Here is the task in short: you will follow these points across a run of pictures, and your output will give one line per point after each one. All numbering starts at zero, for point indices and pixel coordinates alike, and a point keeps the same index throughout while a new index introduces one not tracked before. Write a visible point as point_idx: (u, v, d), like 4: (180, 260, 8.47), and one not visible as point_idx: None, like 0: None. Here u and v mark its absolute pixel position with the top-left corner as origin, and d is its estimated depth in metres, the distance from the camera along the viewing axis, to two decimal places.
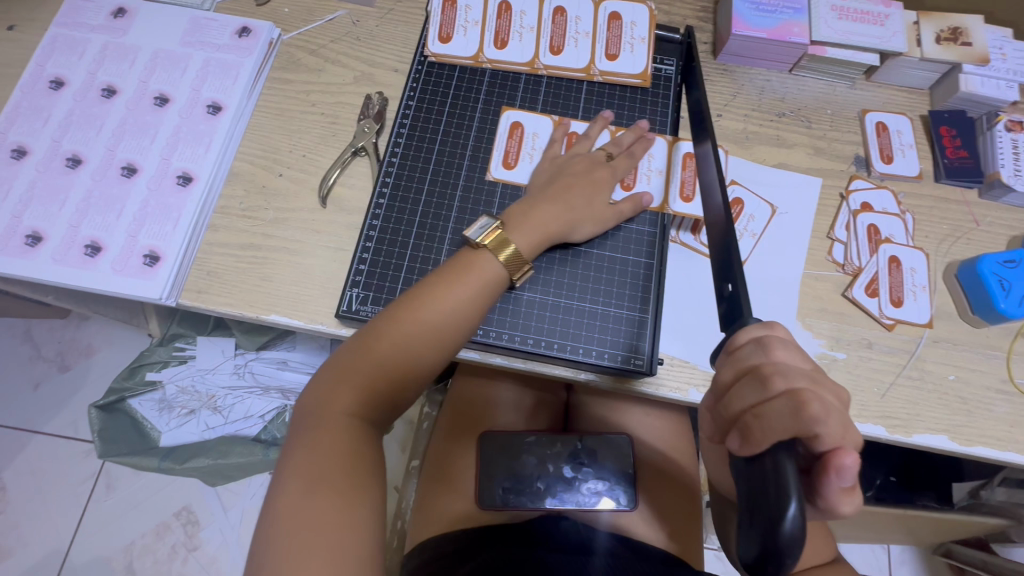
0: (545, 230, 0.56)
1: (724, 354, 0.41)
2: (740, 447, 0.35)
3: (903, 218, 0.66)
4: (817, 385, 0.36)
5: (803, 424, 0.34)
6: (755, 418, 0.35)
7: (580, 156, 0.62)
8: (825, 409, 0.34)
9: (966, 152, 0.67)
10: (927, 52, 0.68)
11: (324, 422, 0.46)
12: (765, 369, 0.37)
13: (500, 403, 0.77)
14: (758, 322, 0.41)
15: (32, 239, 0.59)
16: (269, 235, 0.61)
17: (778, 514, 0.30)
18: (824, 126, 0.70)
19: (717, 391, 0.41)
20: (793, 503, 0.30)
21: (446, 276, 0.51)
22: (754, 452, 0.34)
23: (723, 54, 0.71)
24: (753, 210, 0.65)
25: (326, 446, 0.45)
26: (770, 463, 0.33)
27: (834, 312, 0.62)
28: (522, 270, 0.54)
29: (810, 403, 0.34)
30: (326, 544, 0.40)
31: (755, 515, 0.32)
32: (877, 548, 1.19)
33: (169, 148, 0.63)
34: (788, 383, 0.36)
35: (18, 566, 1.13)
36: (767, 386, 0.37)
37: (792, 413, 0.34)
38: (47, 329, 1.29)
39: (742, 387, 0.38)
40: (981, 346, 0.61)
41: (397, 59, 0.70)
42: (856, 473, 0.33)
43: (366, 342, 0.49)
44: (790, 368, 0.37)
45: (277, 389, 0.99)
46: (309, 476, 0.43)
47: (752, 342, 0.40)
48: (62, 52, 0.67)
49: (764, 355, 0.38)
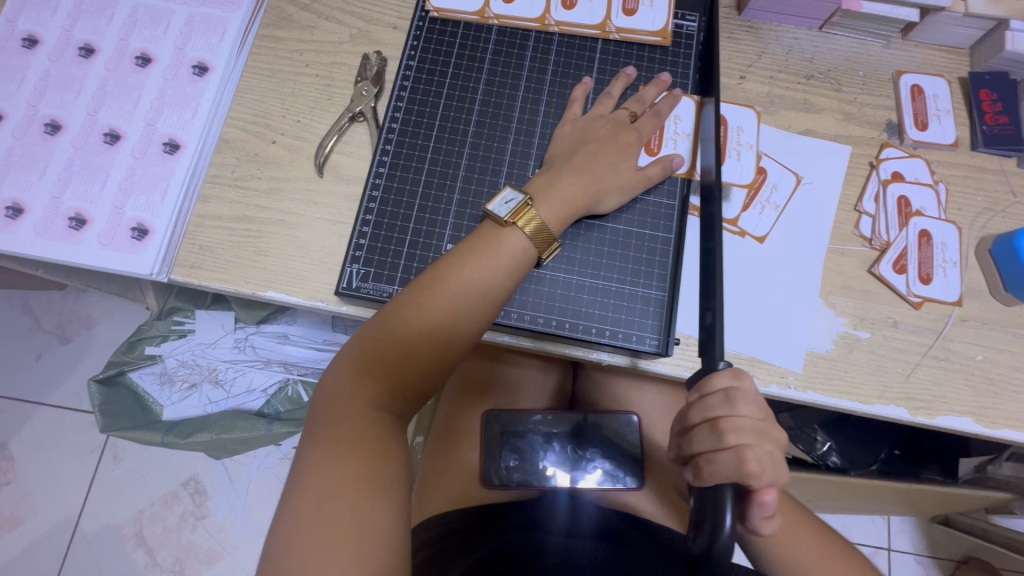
0: (564, 204, 0.53)
1: (692, 394, 0.45)
2: (692, 479, 0.42)
3: (936, 189, 0.62)
4: (767, 438, 0.42)
5: (747, 474, 0.40)
6: (705, 462, 0.42)
7: (602, 117, 0.58)
8: (768, 463, 0.41)
9: (1007, 118, 0.63)
10: (973, 7, 0.62)
11: (347, 419, 0.44)
12: (724, 423, 0.42)
13: (507, 379, 0.76)
14: (728, 369, 0.44)
15: (12, 211, 0.56)
16: (263, 208, 0.58)
17: (714, 538, 0.37)
18: (855, 89, 0.65)
19: (682, 427, 0.45)
20: (726, 529, 0.37)
21: (473, 254, 0.49)
22: (703, 484, 0.41)
23: (748, 9, 0.65)
24: (777, 180, 0.61)
25: (347, 437, 0.43)
26: (712, 500, 0.39)
27: (858, 290, 0.59)
28: (550, 246, 0.51)
29: (755, 458, 0.41)
30: (348, 545, 0.38)
31: (696, 536, 0.39)
32: (878, 519, 1.20)
33: (154, 113, 0.59)
34: (740, 439, 0.41)
35: (29, 534, 1.14)
36: (724, 438, 0.42)
37: (738, 465, 0.41)
38: (45, 300, 1.27)
39: (702, 434, 0.43)
40: (1011, 325, 0.58)
41: (396, 15, 0.65)
42: (774, 506, 0.41)
43: (391, 326, 0.46)
44: (742, 423, 0.42)
45: (278, 362, 0.97)
46: (329, 470, 0.41)
47: (722, 392, 0.43)
48: (34, 6, 0.62)
49: (728, 408, 0.42)
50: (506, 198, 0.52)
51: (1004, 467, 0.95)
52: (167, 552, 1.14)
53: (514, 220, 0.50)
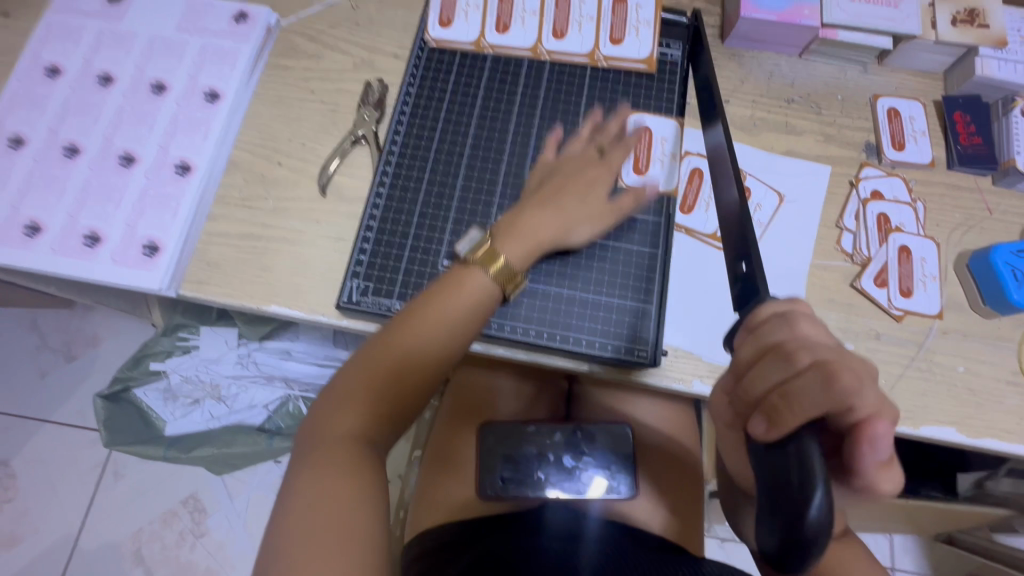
0: (531, 241, 0.55)
1: (743, 331, 0.41)
2: (766, 430, 0.34)
3: (914, 206, 0.64)
4: (849, 359, 0.36)
5: (834, 398, 0.34)
6: (781, 395, 0.35)
7: (573, 156, 0.60)
8: (857, 378, 0.34)
9: (981, 138, 0.66)
10: (943, 35, 0.65)
11: (333, 435, 0.46)
12: (788, 345, 0.37)
13: (502, 393, 0.77)
14: (780, 299, 0.41)
15: (31, 230, 0.59)
16: (269, 226, 0.61)
17: (802, 502, 0.31)
18: (834, 112, 0.68)
19: (736, 372, 0.40)
20: (819, 490, 0.31)
21: (449, 285, 0.51)
22: (776, 436, 0.34)
23: (731, 37, 0.69)
24: (760, 199, 0.64)
25: (332, 451, 0.45)
26: (794, 449, 0.33)
27: (841, 303, 0.61)
28: (513, 282, 0.53)
29: (840, 373, 0.34)
30: (340, 550, 0.40)
31: (776, 506, 0.32)
32: (880, 537, 1.20)
33: (167, 137, 0.62)
34: (814, 356, 0.35)
35: (29, 551, 1.15)
36: (792, 360, 0.36)
37: (822, 386, 0.34)
38: (53, 318, 1.29)
39: (765, 362, 0.37)
40: (991, 337, 0.60)
41: (397, 45, 0.68)
42: (889, 441, 0.34)
43: (375, 351, 0.49)
44: (817, 346, 0.36)
45: (280, 378, 0.99)
46: (317, 477, 0.43)
47: (776, 316, 0.39)
48: (58, 39, 0.66)
49: (787, 330, 0.38)
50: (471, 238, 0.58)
51: (1001, 484, 0.93)
52: (166, 570, 1.14)
53: (474, 256, 0.53)
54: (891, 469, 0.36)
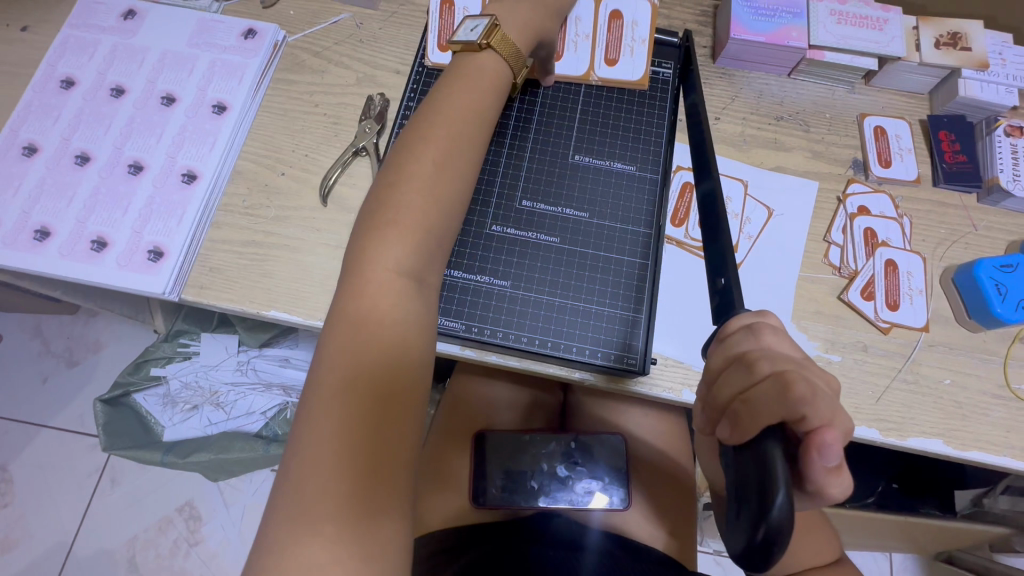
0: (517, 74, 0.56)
1: (714, 343, 0.42)
2: (731, 435, 0.35)
3: (901, 222, 0.66)
4: (807, 370, 0.36)
5: (787, 406, 0.34)
6: (742, 403, 0.36)
7: None
8: (811, 389, 0.34)
9: (965, 156, 0.67)
10: (927, 57, 0.68)
11: (337, 371, 0.40)
12: (751, 354, 0.38)
13: (496, 402, 0.78)
14: (751, 311, 0.42)
15: (41, 234, 0.61)
16: (271, 233, 0.63)
17: (767, 503, 0.31)
18: (822, 130, 0.70)
19: (708, 380, 0.41)
20: (781, 492, 0.31)
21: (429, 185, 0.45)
22: (741, 440, 0.35)
23: (721, 57, 0.71)
24: (749, 212, 0.66)
25: (340, 397, 0.40)
26: (756, 450, 0.33)
27: (828, 315, 0.62)
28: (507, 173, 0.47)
29: (795, 382, 0.35)
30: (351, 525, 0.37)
31: (743, 506, 0.32)
32: (879, 555, 1.19)
33: (175, 147, 0.65)
34: (773, 366, 0.36)
35: (23, 557, 1.15)
36: (753, 370, 0.37)
37: (778, 396, 0.34)
38: (56, 324, 1.31)
39: (730, 372, 0.39)
40: (976, 351, 0.61)
41: (399, 61, 0.71)
42: (838, 450, 0.33)
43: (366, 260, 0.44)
44: (776, 355, 0.37)
45: (279, 385, 1.00)
46: (325, 434, 0.39)
47: (743, 328, 0.40)
48: (73, 52, 0.68)
49: (754, 341, 0.39)
50: (471, 27, 0.52)
51: (999, 501, 0.95)
52: None
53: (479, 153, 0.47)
54: (846, 480, 0.35)
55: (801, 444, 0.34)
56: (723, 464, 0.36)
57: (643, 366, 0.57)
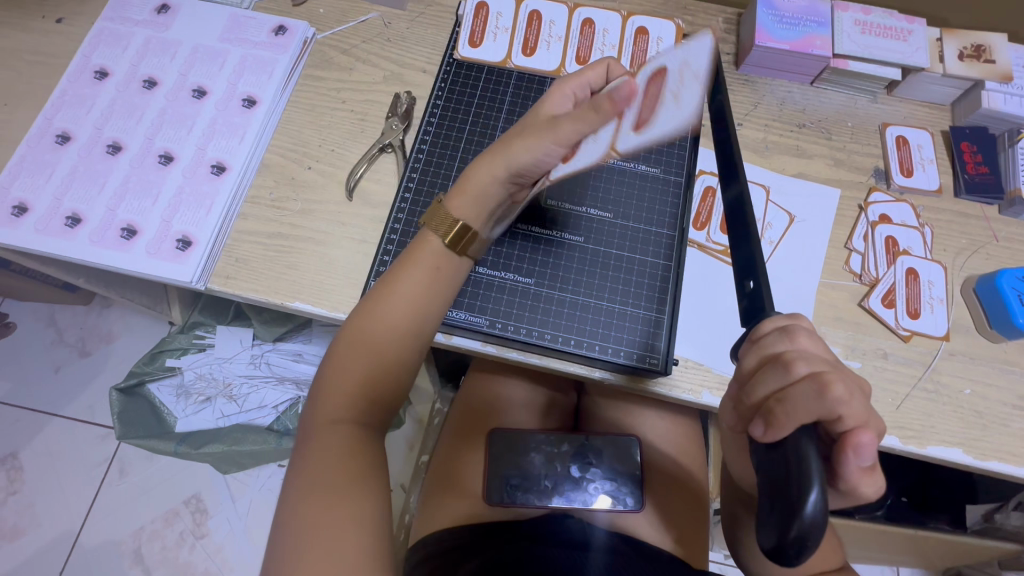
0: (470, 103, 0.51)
1: (746, 344, 0.42)
2: (764, 433, 0.35)
3: (922, 231, 0.66)
4: (841, 372, 0.37)
5: (825, 406, 0.34)
6: (777, 402, 0.35)
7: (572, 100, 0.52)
8: (848, 390, 0.34)
9: (987, 167, 0.68)
10: (950, 68, 0.68)
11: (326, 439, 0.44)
12: (787, 354, 0.38)
13: (511, 401, 0.79)
14: (783, 313, 0.42)
15: (71, 221, 0.62)
16: (297, 226, 0.63)
17: (799, 499, 0.31)
18: (844, 138, 0.70)
19: (741, 379, 0.41)
20: (814, 489, 0.31)
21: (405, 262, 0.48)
22: (774, 438, 0.35)
23: (745, 64, 0.72)
24: (770, 218, 0.66)
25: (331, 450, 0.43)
26: (791, 448, 0.33)
27: (849, 322, 0.62)
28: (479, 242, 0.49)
29: (833, 383, 0.34)
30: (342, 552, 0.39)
31: (775, 503, 0.32)
32: (886, 569, 1.18)
33: (205, 139, 0.66)
34: (810, 367, 0.37)
35: (31, 545, 1.15)
36: (790, 370, 0.37)
37: (815, 396, 0.34)
38: (70, 314, 1.32)
39: (765, 371, 0.38)
40: (997, 361, 0.61)
41: (426, 60, 0.72)
42: (874, 450, 0.34)
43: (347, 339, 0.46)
44: (811, 355, 0.37)
45: (292, 379, 1.01)
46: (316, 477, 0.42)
47: (776, 329, 0.40)
48: (107, 44, 0.70)
49: (787, 342, 0.39)
50: None
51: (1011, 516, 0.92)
52: (164, 571, 1.14)
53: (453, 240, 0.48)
54: (877, 478, 0.36)
55: (838, 442, 0.35)
56: (754, 460, 0.37)
57: (665, 367, 0.57)
